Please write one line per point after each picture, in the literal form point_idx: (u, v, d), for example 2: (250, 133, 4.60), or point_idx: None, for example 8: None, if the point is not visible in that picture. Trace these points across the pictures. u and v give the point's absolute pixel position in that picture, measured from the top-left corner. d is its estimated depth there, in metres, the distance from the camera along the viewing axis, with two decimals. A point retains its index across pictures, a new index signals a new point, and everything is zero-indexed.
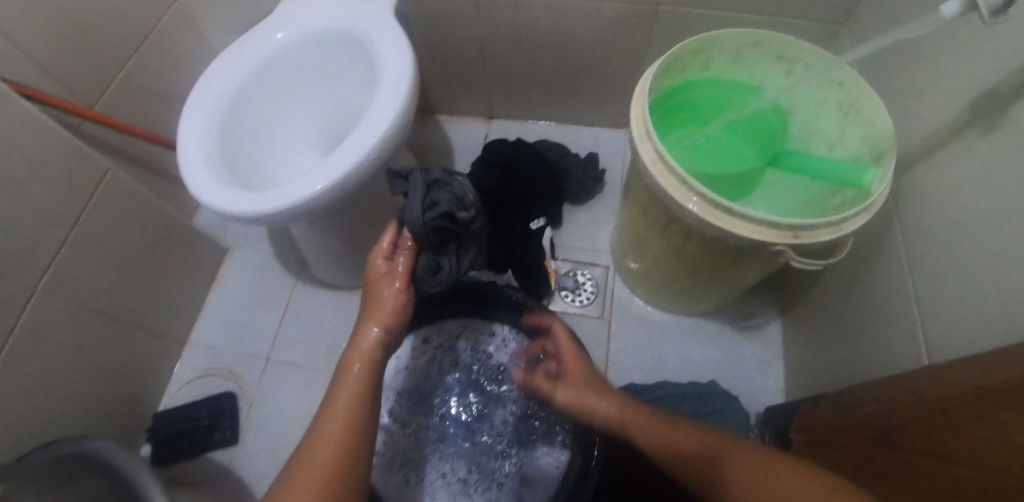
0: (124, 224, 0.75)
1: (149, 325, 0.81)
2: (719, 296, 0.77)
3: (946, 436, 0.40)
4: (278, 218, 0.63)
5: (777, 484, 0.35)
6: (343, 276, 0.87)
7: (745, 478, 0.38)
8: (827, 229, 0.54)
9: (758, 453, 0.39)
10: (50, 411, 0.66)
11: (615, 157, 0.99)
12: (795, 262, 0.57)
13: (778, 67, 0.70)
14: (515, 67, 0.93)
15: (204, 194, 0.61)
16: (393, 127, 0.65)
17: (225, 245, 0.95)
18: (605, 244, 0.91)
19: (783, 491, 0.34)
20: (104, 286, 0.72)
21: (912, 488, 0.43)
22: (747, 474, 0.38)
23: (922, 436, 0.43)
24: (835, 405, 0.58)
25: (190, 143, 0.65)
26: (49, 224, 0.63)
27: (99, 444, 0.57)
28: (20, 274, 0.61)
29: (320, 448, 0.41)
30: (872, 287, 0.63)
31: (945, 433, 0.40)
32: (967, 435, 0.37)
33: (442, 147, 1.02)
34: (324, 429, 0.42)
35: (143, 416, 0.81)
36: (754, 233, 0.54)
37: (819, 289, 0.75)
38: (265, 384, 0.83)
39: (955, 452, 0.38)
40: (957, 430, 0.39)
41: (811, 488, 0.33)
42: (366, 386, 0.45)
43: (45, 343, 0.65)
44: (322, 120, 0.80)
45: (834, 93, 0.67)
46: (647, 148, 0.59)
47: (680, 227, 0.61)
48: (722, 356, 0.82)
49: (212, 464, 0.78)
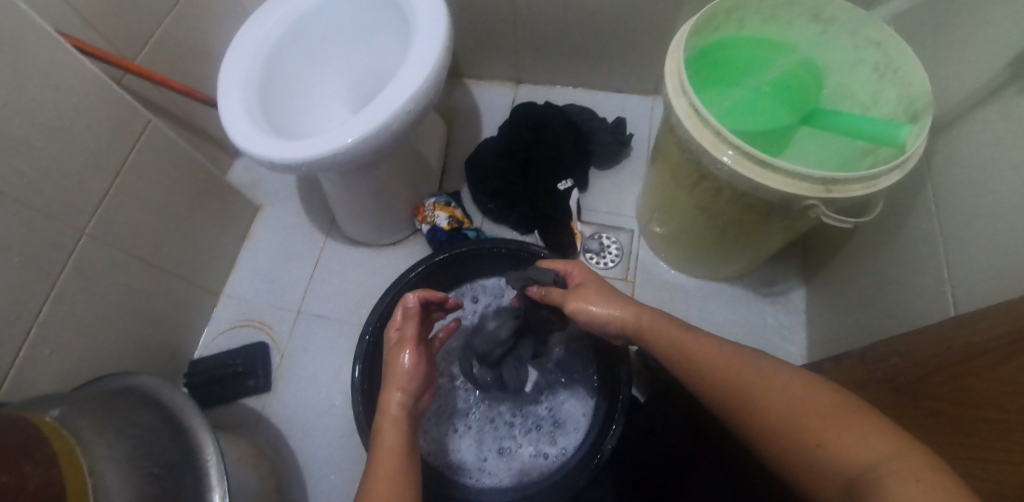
0: (165, 176, 0.77)
1: (187, 276, 0.84)
2: (745, 258, 0.77)
3: (969, 381, 0.41)
4: (315, 167, 0.64)
5: (834, 423, 0.35)
6: (373, 234, 0.89)
7: (786, 404, 0.38)
8: (861, 185, 0.54)
9: (794, 376, 0.40)
10: (97, 351, 0.70)
11: (642, 123, 0.99)
12: (827, 218, 0.57)
13: (815, 27, 0.68)
14: (544, 30, 0.92)
15: (245, 142, 0.63)
16: (426, 81, 0.66)
17: (257, 203, 0.97)
18: (630, 209, 0.92)
19: (847, 444, 0.33)
20: (145, 235, 0.75)
21: (932, 432, 0.44)
22: (784, 399, 0.38)
23: (947, 382, 0.43)
24: (858, 361, 0.59)
25: (231, 93, 0.66)
26: (95, 171, 0.66)
27: (144, 380, 0.59)
28: (69, 217, 0.63)
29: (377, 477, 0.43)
30: (899, 249, 0.64)
31: (970, 377, 0.40)
32: (992, 378, 0.38)
33: (469, 111, 1.03)
34: (379, 462, 0.45)
35: (181, 362, 0.84)
36: (785, 186, 0.54)
37: (845, 254, 0.75)
38: (297, 335, 0.86)
39: (978, 394, 0.39)
40: (980, 374, 0.39)
41: (866, 451, 0.32)
42: (403, 442, 0.47)
43: (91, 286, 0.68)
44: (355, 78, 0.81)
45: (870, 54, 0.66)
46: (681, 102, 0.59)
47: (710, 183, 0.62)
48: (743, 321, 0.84)
49: (246, 409, 0.81)
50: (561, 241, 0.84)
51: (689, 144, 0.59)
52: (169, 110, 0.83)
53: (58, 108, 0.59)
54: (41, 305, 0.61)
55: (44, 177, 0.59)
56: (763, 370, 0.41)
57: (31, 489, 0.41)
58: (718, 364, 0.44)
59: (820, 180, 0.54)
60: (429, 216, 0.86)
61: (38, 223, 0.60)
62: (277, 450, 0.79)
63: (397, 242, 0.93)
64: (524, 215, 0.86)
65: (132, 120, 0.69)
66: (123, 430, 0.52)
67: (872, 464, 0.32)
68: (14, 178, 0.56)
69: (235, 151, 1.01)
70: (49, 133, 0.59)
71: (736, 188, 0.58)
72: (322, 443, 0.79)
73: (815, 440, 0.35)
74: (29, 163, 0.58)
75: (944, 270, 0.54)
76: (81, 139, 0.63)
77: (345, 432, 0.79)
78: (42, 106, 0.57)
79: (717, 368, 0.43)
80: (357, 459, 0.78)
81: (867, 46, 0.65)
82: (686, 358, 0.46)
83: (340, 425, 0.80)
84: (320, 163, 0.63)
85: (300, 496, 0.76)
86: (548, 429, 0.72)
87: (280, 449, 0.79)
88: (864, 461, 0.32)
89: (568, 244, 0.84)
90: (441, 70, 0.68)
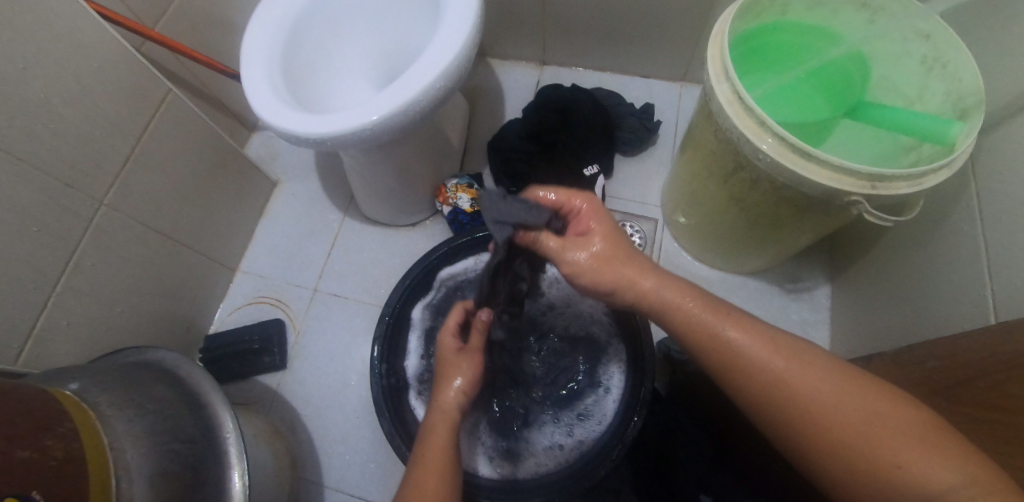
0: (184, 148, 0.75)
1: (204, 250, 0.83)
2: (772, 253, 0.76)
3: (1011, 387, 0.38)
4: (340, 144, 0.62)
5: (893, 434, 0.32)
6: (392, 214, 0.88)
7: (835, 408, 0.34)
8: (907, 182, 0.51)
9: (833, 368, 0.37)
10: (114, 323, 0.69)
11: (670, 110, 0.96)
12: (869, 215, 0.55)
13: (860, 15, 0.64)
14: (573, 11, 0.89)
15: (268, 113, 0.61)
16: (457, 57, 0.64)
17: (274, 178, 0.96)
18: (655, 198, 0.91)
19: (908, 459, 0.31)
20: (163, 207, 0.74)
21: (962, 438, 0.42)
22: (829, 399, 0.35)
23: (987, 388, 0.41)
24: (889, 360, 0.57)
25: (254, 62, 0.64)
26: (115, 140, 0.64)
27: (162, 355, 0.58)
28: (88, 187, 0.62)
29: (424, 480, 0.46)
30: (936, 247, 0.61)
31: (1012, 384, 0.38)
32: None
33: (492, 92, 1.01)
34: (424, 466, 0.47)
35: (197, 336, 0.84)
36: (830, 181, 0.52)
37: (874, 250, 0.73)
38: (313, 313, 0.86)
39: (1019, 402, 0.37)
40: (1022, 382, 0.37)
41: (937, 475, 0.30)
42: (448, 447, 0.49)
43: (109, 257, 0.67)
44: (380, 53, 0.79)
45: (918, 47, 0.62)
46: (724, 89, 0.56)
47: (747, 175, 0.60)
48: (766, 316, 0.82)
49: (261, 386, 0.81)
50: None
51: (729, 134, 0.57)
52: (188, 81, 0.81)
53: (79, 73, 0.57)
54: (60, 274, 0.60)
55: (64, 146, 0.58)
56: (802, 360, 0.38)
57: (55, 463, 0.39)
58: (748, 348, 0.39)
59: (866, 176, 0.51)
60: (451, 197, 0.84)
61: (58, 192, 0.58)
62: (292, 428, 0.79)
63: (416, 223, 0.91)
64: None
65: (153, 89, 0.67)
66: (143, 406, 0.51)
67: (955, 488, 0.29)
68: (35, 145, 0.55)
69: (253, 125, 0.99)
70: (70, 99, 0.57)
71: (776, 180, 0.57)
72: (337, 422, 0.79)
73: (881, 455, 0.32)
74: (50, 130, 0.56)
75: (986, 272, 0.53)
76: (102, 107, 0.61)
77: (360, 412, 0.79)
78: (63, 71, 0.55)
79: (752, 356, 0.39)
80: (371, 440, 0.78)
81: (916, 37, 0.61)
82: (707, 339, 0.41)
83: (355, 405, 0.80)
84: (345, 140, 0.61)
85: (314, 475, 0.76)
86: (569, 419, 0.70)
87: (295, 427, 0.79)
88: (949, 484, 0.29)
89: None
90: (471, 48, 0.66)
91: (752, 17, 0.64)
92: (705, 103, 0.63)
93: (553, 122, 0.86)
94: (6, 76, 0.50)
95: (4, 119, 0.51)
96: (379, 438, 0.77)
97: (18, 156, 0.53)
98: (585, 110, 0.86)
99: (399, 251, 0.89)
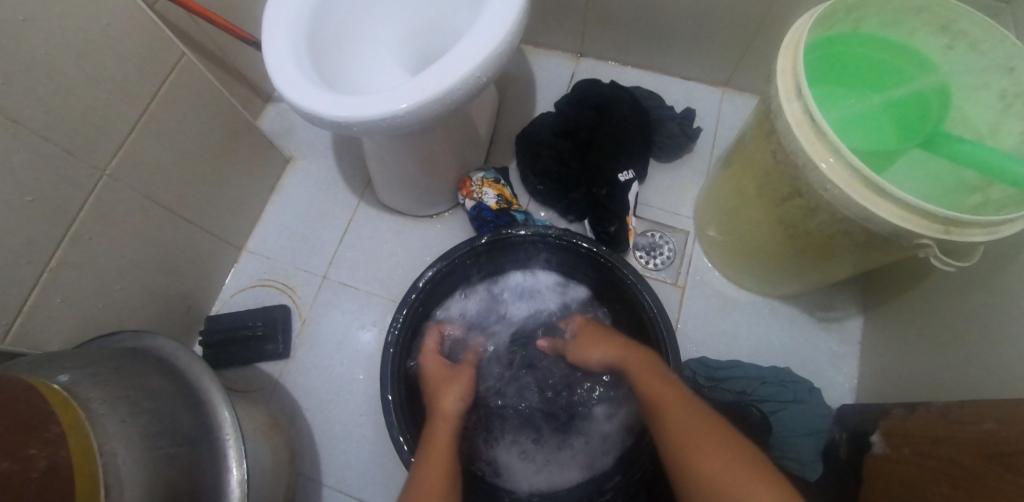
0: (196, 118, 0.70)
1: (209, 227, 0.78)
2: (809, 282, 0.72)
3: None
4: (367, 130, 0.57)
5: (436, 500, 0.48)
6: (411, 204, 0.83)
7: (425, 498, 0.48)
8: (982, 230, 0.46)
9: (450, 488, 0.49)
10: (111, 301, 0.65)
11: (710, 116, 0.91)
12: (934, 259, 0.50)
13: (937, 38, 0.58)
14: (617, 2, 0.83)
15: (291, 92, 0.56)
16: (502, 44, 0.58)
17: (287, 154, 0.91)
18: (687, 208, 0.86)
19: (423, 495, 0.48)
20: (170, 180, 0.69)
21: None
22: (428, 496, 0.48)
23: None
24: (941, 415, 0.52)
25: (279, 34, 0.59)
26: (121, 106, 0.59)
27: (161, 343, 0.54)
28: (89, 155, 0.57)
29: (432, 464, 0.52)
30: (978, 296, 0.57)
31: None
32: None
33: (523, 81, 0.95)
34: (425, 465, 0.52)
35: (198, 316, 0.80)
36: (903, 221, 0.47)
37: (913, 289, 0.69)
38: (320, 301, 0.82)
39: None
40: None
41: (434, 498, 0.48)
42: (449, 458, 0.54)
43: (108, 232, 0.62)
44: (411, 33, 0.74)
45: (997, 82, 0.56)
46: (795, 108, 0.51)
47: (805, 202, 0.55)
48: (794, 343, 0.78)
49: (263, 374, 0.78)
50: (613, 235, 0.79)
51: (793, 158, 0.52)
52: (203, 46, 0.75)
53: (83, 30, 0.52)
54: (55, 247, 0.56)
55: (66, 107, 0.53)
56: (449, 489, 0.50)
57: (37, 477, 0.36)
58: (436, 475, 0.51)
59: (941, 220, 0.46)
60: (476, 191, 0.80)
61: (57, 159, 0.54)
62: (292, 421, 0.75)
63: (436, 215, 0.87)
64: (578, 202, 0.82)
65: (166, 52, 0.62)
66: (138, 403, 0.48)
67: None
68: (34, 107, 0.50)
69: (268, 95, 0.94)
70: (73, 57, 0.52)
71: (838, 212, 0.52)
72: (338, 419, 0.75)
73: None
74: (49, 91, 0.51)
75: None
76: (108, 68, 0.56)
77: (364, 410, 0.76)
78: (66, 25, 0.50)
79: (445, 474, 0.51)
80: (374, 440, 0.74)
81: (996, 68, 0.55)
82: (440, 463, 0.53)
83: (358, 402, 0.76)
84: (374, 126, 0.56)
85: (313, 471, 0.73)
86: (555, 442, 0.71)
87: (295, 419, 0.75)
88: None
89: (620, 239, 0.79)
90: (516, 35, 0.60)
91: (824, 28, 0.57)
92: (766, 119, 0.58)
93: (589, 121, 0.81)
94: (4, 29, 0.45)
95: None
96: (382, 438, 0.74)
97: (15, 118, 0.48)
98: (624, 110, 0.81)
99: (416, 241, 0.85)
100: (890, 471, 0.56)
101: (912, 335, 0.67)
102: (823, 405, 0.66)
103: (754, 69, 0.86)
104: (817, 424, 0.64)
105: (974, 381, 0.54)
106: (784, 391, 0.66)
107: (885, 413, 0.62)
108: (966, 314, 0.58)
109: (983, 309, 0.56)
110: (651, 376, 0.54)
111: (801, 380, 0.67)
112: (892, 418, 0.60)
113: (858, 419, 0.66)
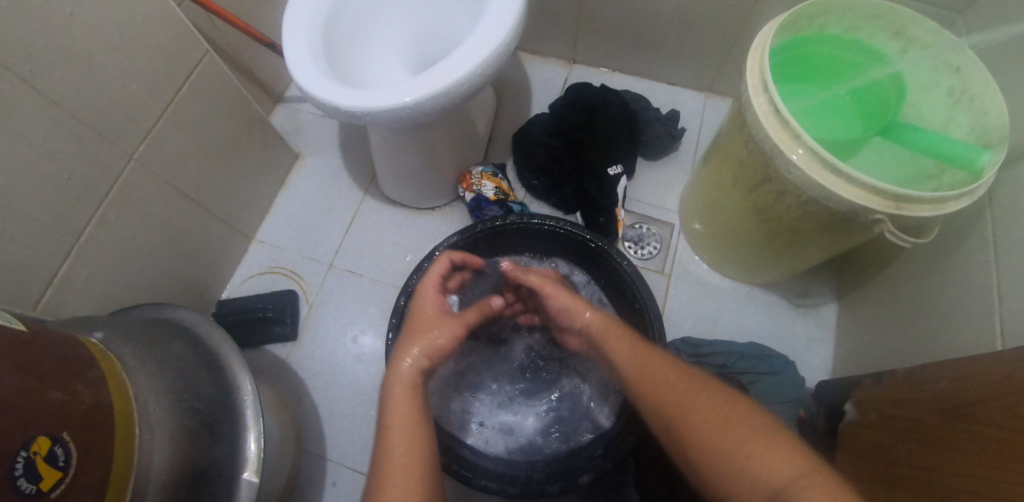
0: (214, 112, 0.75)
1: (223, 216, 0.83)
2: (786, 268, 0.77)
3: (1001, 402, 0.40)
4: (378, 120, 0.62)
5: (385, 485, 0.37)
6: (413, 197, 0.88)
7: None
8: (929, 205, 0.52)
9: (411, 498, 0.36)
10: (131, 279, 0.69)
11: (693, 119, 0.98)
12: (889, 234, 0.55)
13: (893, 43, 0.66)
14: (606, 13, 0.90)
15: (308, 84, 0.61)
16: (503, 45, 0.64)
17: (296, 151, 0.96)
18: (673, 203, 0.92)
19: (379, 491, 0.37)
20: (188, 167, 0.74)
21: (961, 452, 0.43)
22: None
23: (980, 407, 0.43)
24: (903, 379, 0.57)
25: (296, 35, 0.65)
26: (150, 98, 0.64)
27: (179, 313, 0.57)
28: (120, 140, 0.62)
29: (394, 430, 0.41)
30: (936, 279, 0.63)
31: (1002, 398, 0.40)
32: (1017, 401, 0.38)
33: (519, 85, 1.02)
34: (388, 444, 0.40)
35: (210, 301, 0.84)
36: (859, 199, 0.53)
37: (882, 273, 0.74)
38: (327, 287, 0.86)
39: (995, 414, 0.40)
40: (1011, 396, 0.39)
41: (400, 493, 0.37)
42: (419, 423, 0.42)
43: (132, 215, 0.67)
44: (414, 39, 0.80)
45: (946, 80, 0.63)
46: (762, 101, 0.57)
47: (774, 187, 0.61)
48: (773, 327, 0.84)
49: (271, 356, 0.81)
50: (604, 225, 0.84)
51: (762, 146, 0.58)
52: (221, 47, 0.81)
53: (121, 26, 0.57)
54: (84, 226, 0.60)
55: (101, 95, 0.58)
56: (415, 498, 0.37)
57: (84, 409, 0.40)
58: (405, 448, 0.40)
59: (892, 197, 0.52)
60: (475, 184, 0.85)
61: (91, 141, 0.58)
62: (298, 400, 0.79)
63: (436, 208, 0.92)
64: (571, 195, 0.87)
65: (191, 48, 0.67)
66: (164, 362, 0.52)
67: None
68: (74, 94, 0.55)
69: (278, 96, 1.00)
70: (110, 50, 0.57)
71: (803, 194, 0.57)
72: (343, 398, 0.79)
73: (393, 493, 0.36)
74: (87, 78, 0.56)
75: (995, 295, 0.52)
76: (140, 61, 0.61)
77: (367, 390, 0.79)
78: (105, 20, 0.55)
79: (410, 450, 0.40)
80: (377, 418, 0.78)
81: (946, 68, 0.62)
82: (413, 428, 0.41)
83: (362, 382, 0.80)
84: (385, 116, 0.61)
85: (318, 447, 0.76)
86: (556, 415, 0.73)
87: (301, 399, 0.79)
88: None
89: (609, 229, 0.84)
90: (515, 37, 0.66)
91: (792, 32, 0.65)
92: (739, 114, 0.64)
93: (581, 120, 0.87)
94: (51, 20, 0.50)
95: (46, 64, 0.51)
96: None
97: (56, 102, 0.53)
98: (613, 111, 0.87)
99: (418, 233, 0.90)
100: (861, 435, 0.61)
101: (881, 316, 0.72)
102: (796, 376, 0.71)
103: (734, 76, 0.93)
104: (791, 393, 0.68)
105: (933, 351, 0.59)
106: (761, 364, 0.71)
107: (856, 384, 0.67)
108: (926, 291, 0.64)
109: (940, 286, 0.61)
110: (654, 360, 0.47)
111: (776, 355, 0.72)
112: (862, 388, 0.65)
113: (833, 394, 0.71)
